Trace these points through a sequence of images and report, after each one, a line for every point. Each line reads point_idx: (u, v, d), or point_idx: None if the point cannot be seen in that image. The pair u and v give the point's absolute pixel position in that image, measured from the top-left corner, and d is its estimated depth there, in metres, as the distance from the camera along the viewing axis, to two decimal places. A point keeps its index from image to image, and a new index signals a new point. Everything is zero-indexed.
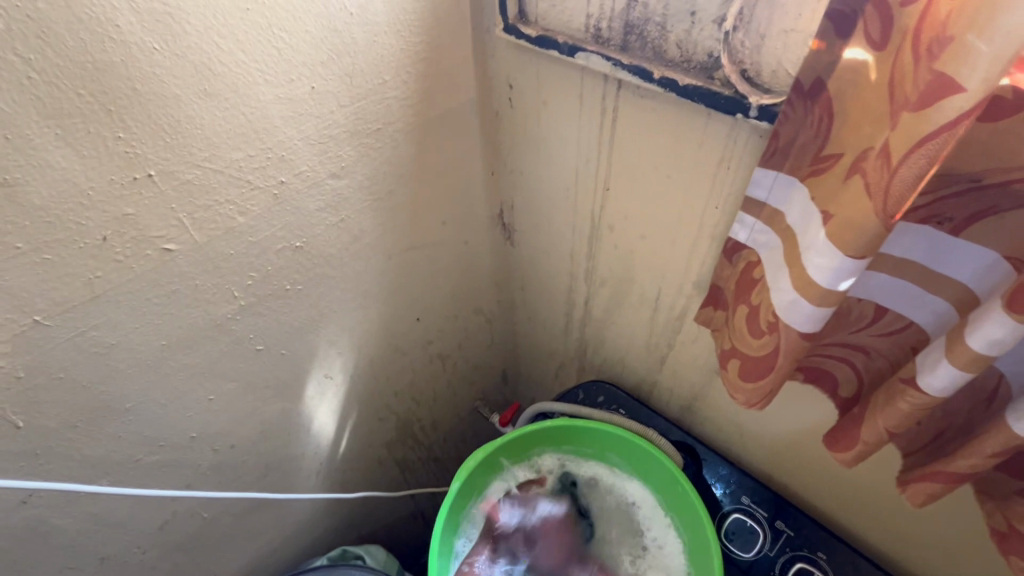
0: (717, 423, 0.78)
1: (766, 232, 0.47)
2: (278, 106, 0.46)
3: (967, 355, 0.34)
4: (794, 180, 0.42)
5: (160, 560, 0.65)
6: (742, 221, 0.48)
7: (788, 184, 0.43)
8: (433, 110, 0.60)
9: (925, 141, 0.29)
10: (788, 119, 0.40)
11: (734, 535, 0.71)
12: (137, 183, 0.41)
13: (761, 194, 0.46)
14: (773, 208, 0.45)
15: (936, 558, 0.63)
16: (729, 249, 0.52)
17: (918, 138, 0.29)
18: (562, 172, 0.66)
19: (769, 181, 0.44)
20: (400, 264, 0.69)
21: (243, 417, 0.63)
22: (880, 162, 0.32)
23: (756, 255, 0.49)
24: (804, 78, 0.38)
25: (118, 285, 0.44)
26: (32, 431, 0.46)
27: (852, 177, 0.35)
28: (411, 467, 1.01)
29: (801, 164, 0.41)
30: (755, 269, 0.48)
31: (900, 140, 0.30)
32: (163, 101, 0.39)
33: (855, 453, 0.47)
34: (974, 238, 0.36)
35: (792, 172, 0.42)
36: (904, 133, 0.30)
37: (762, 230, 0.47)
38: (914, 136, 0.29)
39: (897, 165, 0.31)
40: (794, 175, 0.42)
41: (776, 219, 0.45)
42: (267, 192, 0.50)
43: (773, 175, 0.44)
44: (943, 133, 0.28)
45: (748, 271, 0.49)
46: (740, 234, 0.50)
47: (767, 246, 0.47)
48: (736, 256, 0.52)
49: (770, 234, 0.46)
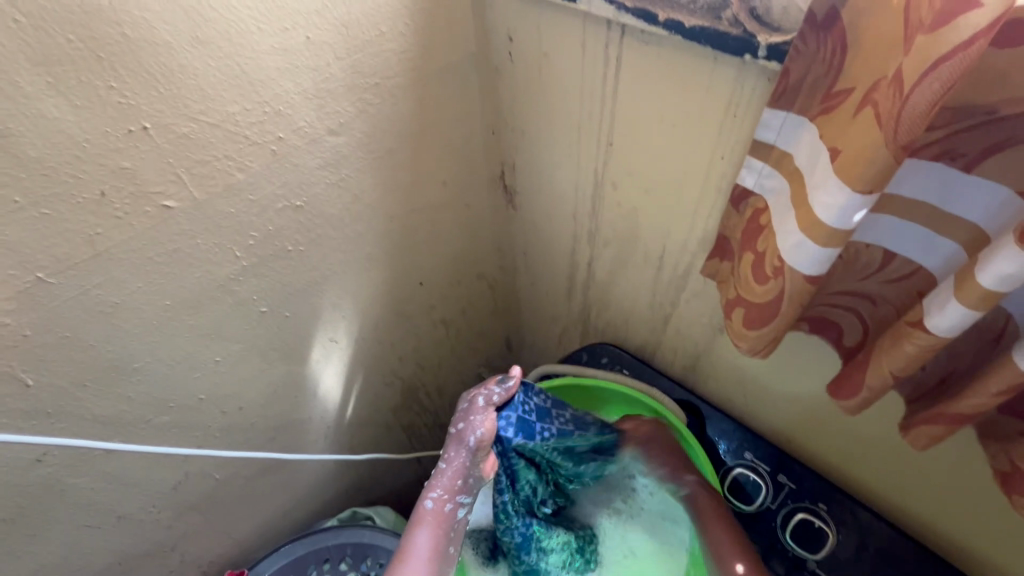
0: (720, 381, 0.78)
1: (774, 176, 0.46)
2: (272, 57, 0.45)
3: (978, 292, 0.34)
4: (804, 120, 0.42)
5: (176, 519, 0.66)
6: (749, 165, 0.48)
7: (798, 125, 0.42)
8: (432, 64, 0.59)
9: (939, 63, 0.28)
10: (798, 56, 0.39)
11: (737, 489, 0.72)
12: (132, 136, 0.40)
13: (769, 136, 0.45)
14: (781, 150, 0.45)
15: (936, 507, 0.64)
16: (738, 196, 0.51)
17: (931, 61, 0.28)
18: (564, 128, 0.65)
19: (778, 122, 0.43)
20: (401, 226, 0.69)
21: (251, 379, 0.63)
22: (892, 90, 0.31)
23: (765, 202, 0.47)
24: (816, 8, 0.37)
25: (120, 242, 0.44)
26: (43, 390, 0.46)
27: (863, 110, 0.34)
28: (418, 432, 1.02)
29: (811, 103, 0.41)
30: (762, 217, 0.47)
31: (911, 66, 0.30)
32: (154, 49, 0.38)
33: (859, 398, 0.47)
34: (987, 174, 0.35)
35: (802, 111, 0.42)
36: (916, 58, 0.29)
37: (770, 174, 0.46)
38: (927, 58, 0.29)
39: (908, 91, 0.30)
40: (804, 115, 0.42)
41: (784, 162, 0.45)
42: (264, 148, 0.49)
43: (782, 115, 0.43)
44: (958, 54, 0.28)
45: (755, 218, 0.48)
46: (747, 180, 0.49)
47: (773, 191, 0.46)
48: (744, 203, 0.50)
49: (777, 178, 0.46)
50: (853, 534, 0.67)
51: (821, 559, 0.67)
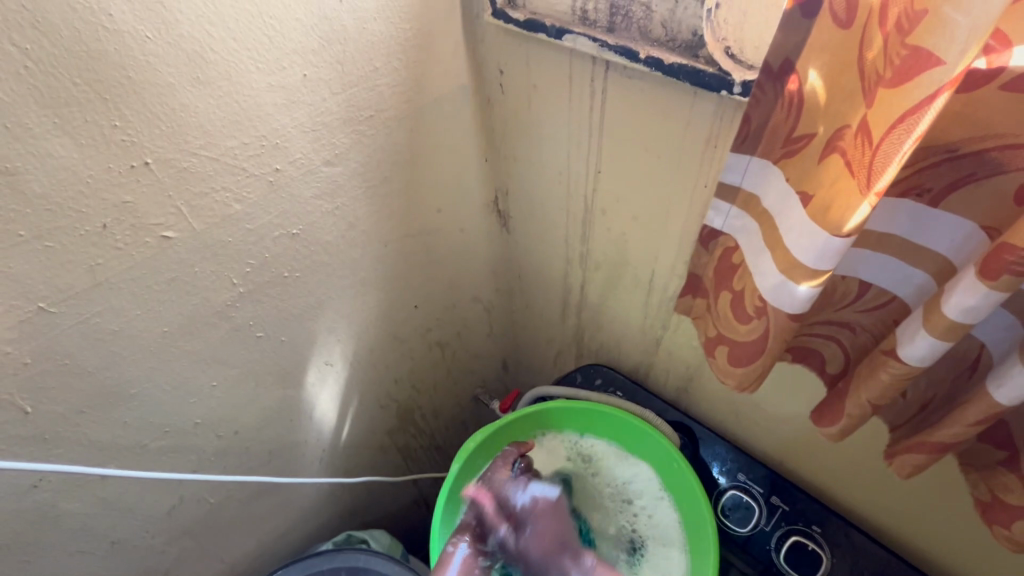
0: (713, 403, 0.79)
1: (742, 217, 0.47)
2: (271, 94, 0.47)
3: (944, 323, 0.35)
4: (768, 163, 0.43)
5: (170, 544, 0.67)
6: (717, 208, 0.49)
7: (762, 168, 0.43)
8: (426, 96, 0.61)
9: (906, 116, 0.30)
10: (757, 104, 0.40)
11: (731, 511, 0.72)
12: (134, 171, 0.42)
13: (735, 178, 0.46)
14: (747, 192, 0.46)
15: (929, 530, 0.64)
16: (705, 237, 0.53)
17: (899, 116, 0.30)
18: (554, 156, 0.67)
19: (743, 166, 0.44)
20: (396, 251, 0.70)
21: (246, 404, 0.64)
22: (861, 140, 0.33)
23: (734, 240, 0.49)
24: (771, 62, 0.38)
25: (120, 272, 0.45)
26: (40, 416, 0.47)
27: (829, 157, 0.37)
28: (414, 454, 1.02)
29: (773, 147, 0.42)
30: (734, 256, 0.50)
31: (881, 118, 0.31)
32: (157, 90, 0.40)
33: (840, 426, 0.48)
34: (952, 207, 0.37)
35: (766, 155, 0.43)
36: (885, 111, 0.31)
37: (738, 215, 0.48)
38: (895, 111, 0.30)
39: (878, 143, 0.32)
40: (768, 158, 0.42)
41: (752, 203, 0.46)
42: (262, 180, 0.51)
43: (746, 160, 0.44)
44: (923, 108, 0.29)
45: (728, 257, 0.50)
46: (714, 222, 0.50)
47: (744, 230, 0.47)
48: (711, 243, 0.52)
49: (746, 219, 0.47)
50: (847, 557, 0.67)
51: None
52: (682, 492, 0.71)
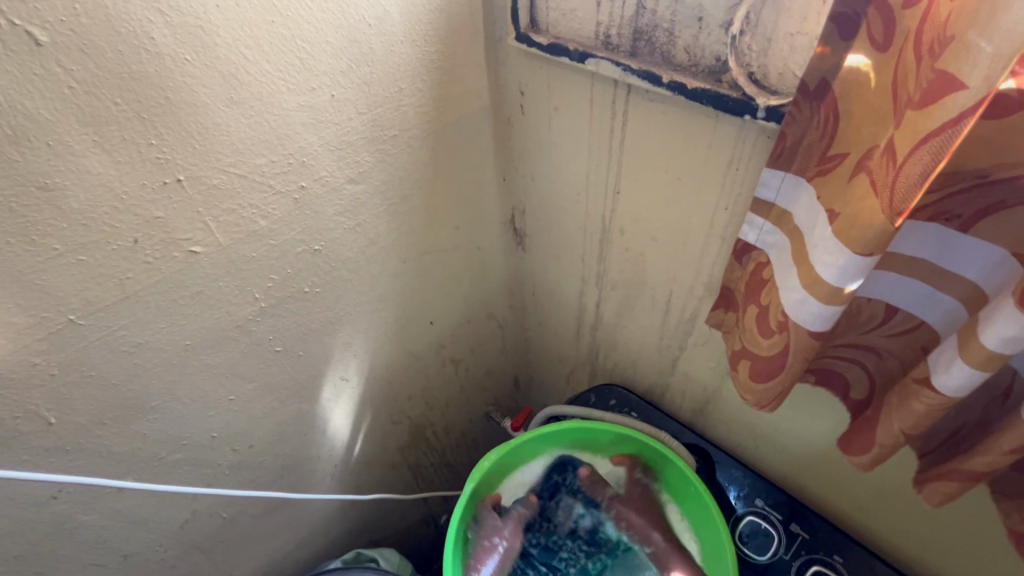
0: (729, 426, 0.78)
1: (775, 233, 0.48)
2: (299, 113, 0.48)
3: (982, 353, 0.35)
4: (803, 180, 0.43)
5: (181, 559, 0.66)
6: (751, 222, 0.49)
7: (798, 185, 0.44)
8: (447, 116, 0.62)
9: (931, 137, 0.30)
10: (793, 121, 0.41)
11: (749, 538, 0.71)
12: (167, 188, 0.43)
13: (770, 195, 0.47)
14: (781, 208, 0.46)
15: (956, 562, 0.63)
16: (739, 250, 0.53)
17: (923, 136, 0.30)
18: (573, 175, 0.67)
19: (777, 182, 0.45)
20: (414, 268, 0.71)
21: (262, 418, 0.64)
22: (886, 159, 0.34)
23: (766, 255, 0.49)
24: (808, 80, 0.39)
25: (147, 286, 0.46)
26: (63, 427, 0.47)
27: (858, 176, 0.37)
28: (424, 471, 1.01)
29: (808, 164, 0.42)
30: (765, 271, 0.49)
31: (907, 139, 0.31)
32: (193, 110, 0.41)
33: (871, 455, 0.47)
34: (983, 234, 0.37)
35: (800, 172, 0.43)
36: (910, 131, 0.31)
37: (771, 231, 0.48)
38: (919, 133, 0.30)
39: (902, 162, 0.32)
40: (801, 175, 0.43)
41: (784, 219, 0.46)
42: (287, 197, 0.51)
43: (780, 175, 0.45)
44: (946, 129, 0.29)
45: (758, 272, 0.50)
46: (749, 236, 0.51)
47: (775, 246, 0.48)
48: (746, 256, 0.52)
49: (778, 235, 0.47)
50: None
51: None
52: (698, 512, 0.71)
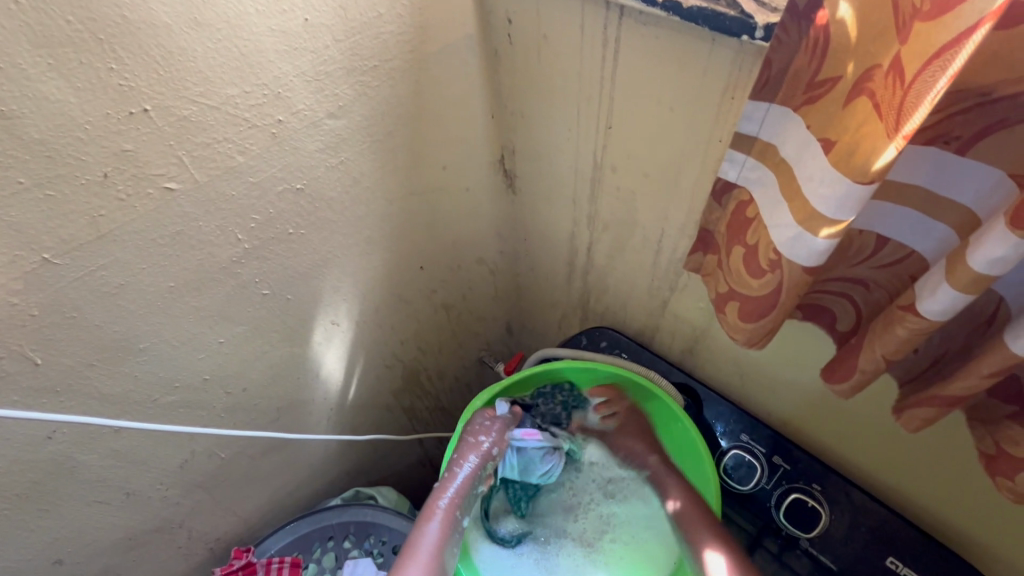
0: (718, 365, 0.79)
1: (757, 168, 0.47)
2: (271, 39, 0.45)
3: (968, 275, 0.35)
4: (787, 111, 0.42)
5: (183, 497, 0.68)
6: (732, 159, 0.48)
7: (781, 116, 0.43)
8: (431, 46, 0.58)
9: (943, 51, 0.28)
10: (781, 45, 0.39)
11: (733, 470, 0.74)
12: (133, 118, 0.41)
13: (752, 128, 0.45)
14: (763, 142, 0.45)
15: (930, 488, 0.65)
16: (720, 191, 0.52)
17: (934, 51, 0.29)
18: (563, 110, 0.65)
19: (761, 114, 0.44)
20: (401, 210, 0.69)
21: (254, 360, 0.65)
22: (893, 80, 0.32)
23: (749, 193, 0.48)
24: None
25: (122, 224, 0.44)
26: (51, 368, 0.47)
27: (857, 99, 0.35)
28: (419, 415, 1.03)
29: (793, 94, 0.41)
30: (749, 209, 0.48)
31: (914, 57, 0.30)
32: (154, 31, 0.39)
33: (851, 382, 0.48)
34: (981, 156, 0.36)
35: (785, 101, 0.41)
36: (918, 47, 0.30)
37: (753, 167, 0.47)
38: (932, 49, 0.29)
39: (911, 81, 0.31)
40: (786, 106, 0.42)
41: (766, 153, 0.45)
42: (264, 131, 0.49)
43: (765, 108, 0.43)
44: (961, 42, 0.28)
45: (741, 210, 0.49)
46: (730, 173, 0.50)
47: (758, 182, 0.47)
48: (726, 197, 0.52)
49: (761, 170, 0.46)
50: (845, 514, 0.68)
51: (814, 538, 0.68)
52: (688, 451, 0.73)
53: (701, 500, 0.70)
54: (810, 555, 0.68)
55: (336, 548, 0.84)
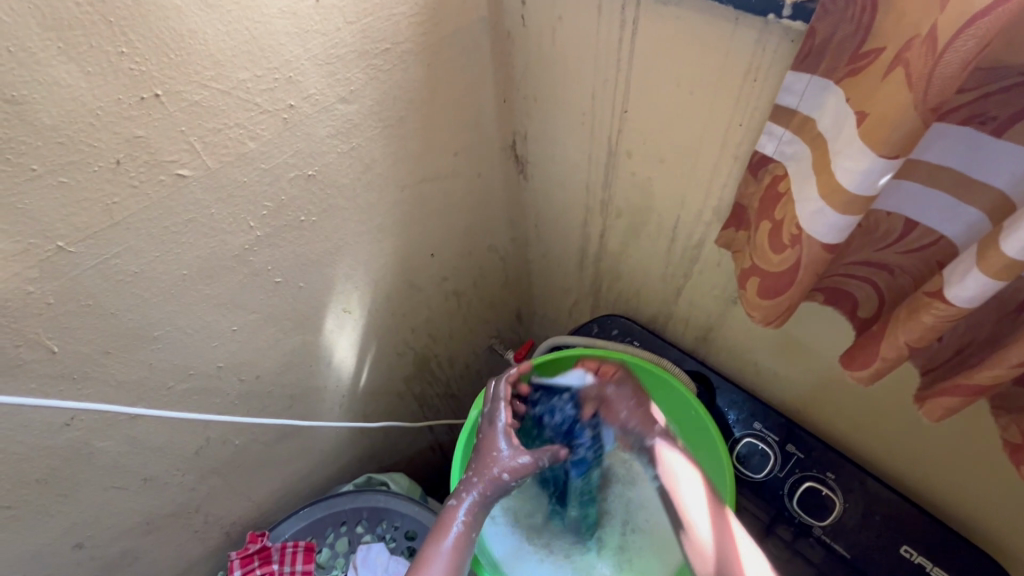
0: (732, 353, 0.78)
1: (795, 143, 0.46)
2: (282, 20, 0.44)
3: (1002, 262, 0.34)
4: (828, 83, 0.41)
5: (199, 483, 0.69)
6: (770, 131, 0.47)
7: (822, 88, 0.42)
8: (443, 28, 0.57)
9: (977, 18, 0.28)
10: (826, 14, 0.38)
11: (745, 458, 0.73)
12: (144, 103, 0.40)
13: (791, 101, 0.44)
14: (803, 116, 0.44)
15: (947, 476, 0.65)
16: (756, 163, 0.51)
17: (967, 19, 0.28)
18: (577, 93, 0.63)
19: (802, 87, 0.43)
20: (412, 197, 0.69)
21: (267, 348, 0.65)
22: (925, 49, 0.31)
23: (784, 168, 0.47)
24: None
25: (135, 211, 0.44)
26: (68, 356, 0.47)
27: (893, 71, 0.33)
28: (430, 402, 1.04)
29: (837, 64, 0.40)
30: (782, 184, 0.47)
31: (944, 25, 0.29)
32: (164, 13, 0.38)
33: (872, 369, 0.47)
34: (1021, 137, 0.35)
35: (827, 73, 0.41)
36: (949, 14, 0.29)
37: (790, 140, 0.46)
38: (964, 14, 0.28)
39: (940, 50, 0.30)
40: (829, 78, 0.40)
41: (806, 127, 0.44)
42: (276, 116, 0.48)
43: (806, 79, 0.42)
44: (995, 9, 0.27)
45: (776, 185, 0.48)
46: (767, 147, 0.49)
47: (793, 157, 0.46)
48: (762, 170, 0.51)
49: (797, 145, 0.45)
50: (860, 502, 0.68)
51: (827, 526, 0.68)
52: (699, 435, 0.72)
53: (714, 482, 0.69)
54: (823, 543, 0.68)
55: (349, 533, 0.85)
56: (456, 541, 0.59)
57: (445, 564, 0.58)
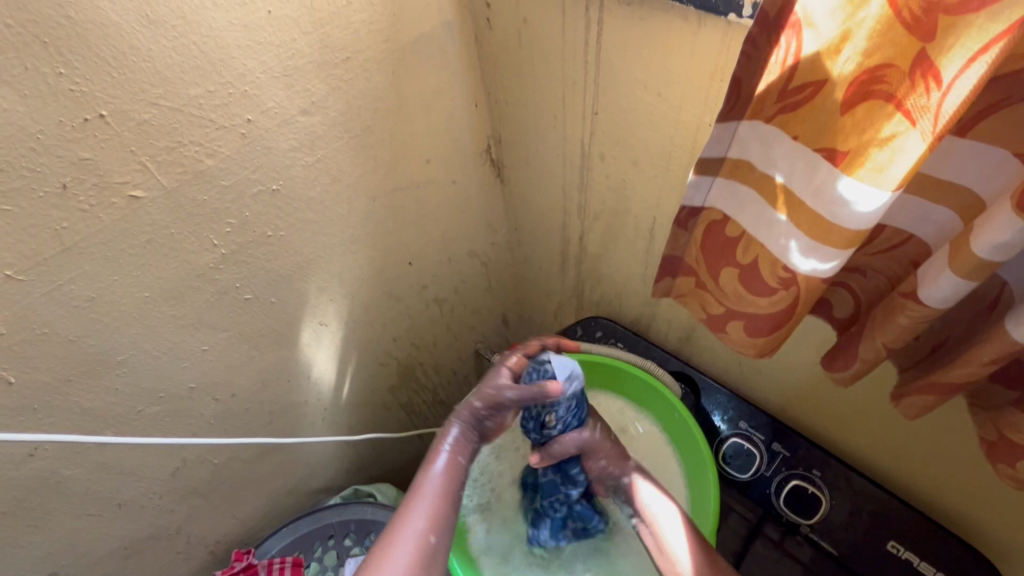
0: (715, 353, 0.78)
1: (730, 186, 0.44)
2: (233, 34, 0.43)
3: (971, 262, 0.33)
4: (759, 125, 0.39)
5: (178, 504, 0.68)
6: (695, 184, 0.45)
7: (752, 132, 0.40)
8: (407, 34, 0.56)
9: (986, 47, 0.27)
10: (752, 62, 0.36)
11: (731, 458, 0.73)
12: (89, 125, 0.39)
13: (717, 148, 0.42)
14: (734, 159, 0.42)
15: (931, 471, 0.65)
16: (684, 216, 0.49)
17: (973, 48, 0.28)
18: (548, 98, 0.62)
19: (730, 133, 0.41)
20: (385, 207, 0.68)
21: (241, 366, 0.63)
22: (919, 79, 0.31)
23: (721, 212, 0.46)
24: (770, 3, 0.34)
25: (89, 235, 0.43)
26: (25, 386, 0.46)
27: (871, 103, 0.33)
28: (417, 410, 1.02)
29: (767, 104, 0.37)
30: (727, 228, 0.46)
31: (945, 52, 0.29)
32: (105, 32, 0.37)
33: (853, 370, 0.47)
34: (981, 136, 0.34)
35: (756, 115, 0.38)
36: (950, 42, 0.29)
37: (722, 185, 0.44)
38: (975, 46, 0.28)
39: (948, 80, 0.29)
40: (757, 120, 0.39)
41: (740, 169, 0.42)
42: (233, 132, 0.47)
43: (734, 126, 0.40)
44: (1002, 36, 0.27)
45: (720, 230, 0.47)
46: (694, 198, 0.46)
47: (734, 197, 0.44)
48: (693, 221, 0.49)
49: (734, 185, 0.44)
50: (846, 499, 0.67)
51: (815, 525, 0.68)
52: (690, 454, 0.70)
53: (700, 504, 0.67)
54: (810, 542, 0.68)
55: (337, 546, 0.83)
56: (444, 479, 0.57)
57: (437, 489, 0.56)
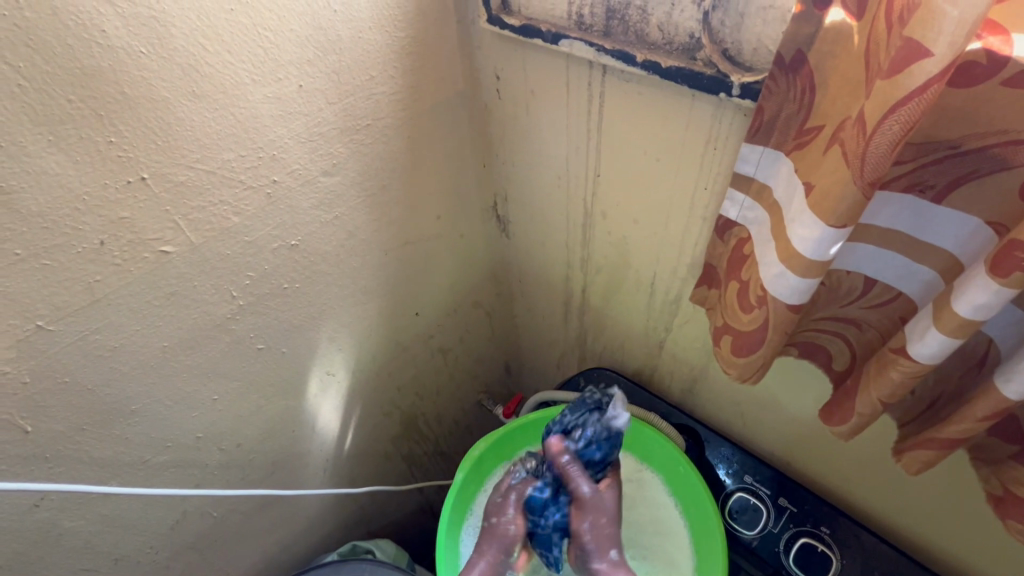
0: (718, 405, 0.79)
1: (755, 209, 0.49)
2: (267, 105, 0.46)
3: (955, 320, 0.35)
4: (780, 154, 0.44)
5: (174, 560, 0.66)
6: (732, 198, 0.50)
7: (774, 159, 0.45)
8: (422, 103, 0.61)
9: (899, 105, 0.30)
10: (771, 95, 0.41)
11: (739, 514, 0.72)
12: (131, 186, 0.42)
13: (748, 170, 0.47)
14: (761, 182, 0.47)
15: (939, 528, 0.64)
16: (721, 227, 0.54)
17: (891, 104, 0.30)
18: (553, 160, 0.67)
19: (756, 157, 0.46)
20: (396, 259, 0.70)
21: (249, 415, 0.64)
22: (858, 128, 0.33)
23: (748, 232, 0.50)
24: (784, 52, 0.39)
25: (117, 288, 0.45)
26: (40, 435, 0.47)
27: (832, 147, 0.37)
28: (418, 461, 1.01)
29: (787, 137, 0.43)
30: (745, 247, 0.50)
31: (873, 109, 0.32)
32: (153, 105, 0.40)
33: (850, 424, 0.48)
34: (956, 205, 0.37)
35: (778, 146, 0.44)
36: (877, 101, 0.31)
37: (751, 206, 0.49)
38: (889, 102, 0.31)
39: (871, 132, 0.32)
40: (779, 149, 0.44)
41: (764, 194, 0.47)
42: (259, 192, 0.50)
43: (759, 150, 0.45)
44: (915, 97, 0.30)
45: (739, 247, 0.51)
46: (730, 212, 0.52)
47: (756, 221, 0.49)
48: (727, 233, 0.53)
49: (758, 210, 0.48)
50: (857, 558, 0.66)
51: None
52: (695, 508, 0.69)
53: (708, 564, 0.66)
54: None
55: None
56: None
57: None
